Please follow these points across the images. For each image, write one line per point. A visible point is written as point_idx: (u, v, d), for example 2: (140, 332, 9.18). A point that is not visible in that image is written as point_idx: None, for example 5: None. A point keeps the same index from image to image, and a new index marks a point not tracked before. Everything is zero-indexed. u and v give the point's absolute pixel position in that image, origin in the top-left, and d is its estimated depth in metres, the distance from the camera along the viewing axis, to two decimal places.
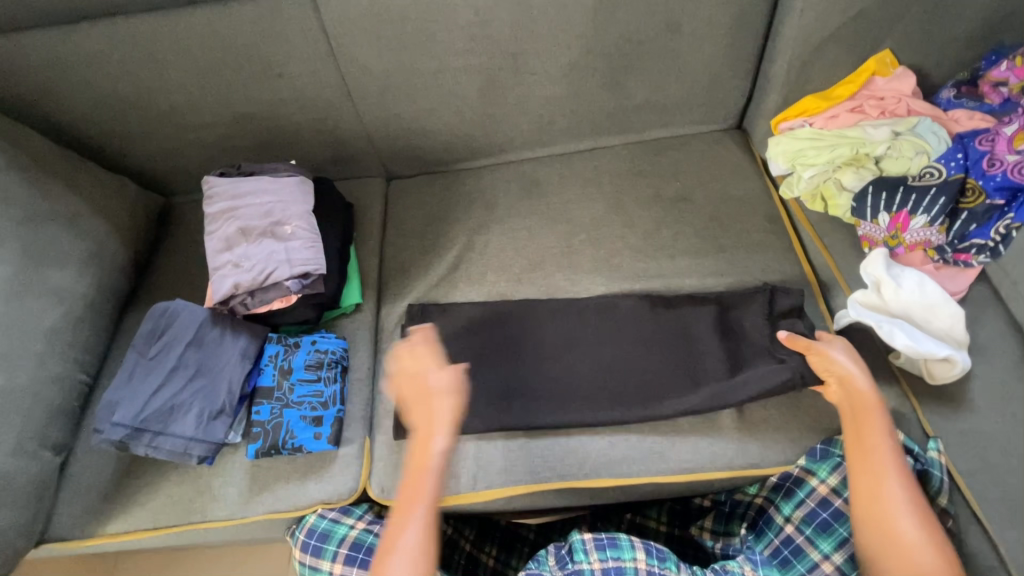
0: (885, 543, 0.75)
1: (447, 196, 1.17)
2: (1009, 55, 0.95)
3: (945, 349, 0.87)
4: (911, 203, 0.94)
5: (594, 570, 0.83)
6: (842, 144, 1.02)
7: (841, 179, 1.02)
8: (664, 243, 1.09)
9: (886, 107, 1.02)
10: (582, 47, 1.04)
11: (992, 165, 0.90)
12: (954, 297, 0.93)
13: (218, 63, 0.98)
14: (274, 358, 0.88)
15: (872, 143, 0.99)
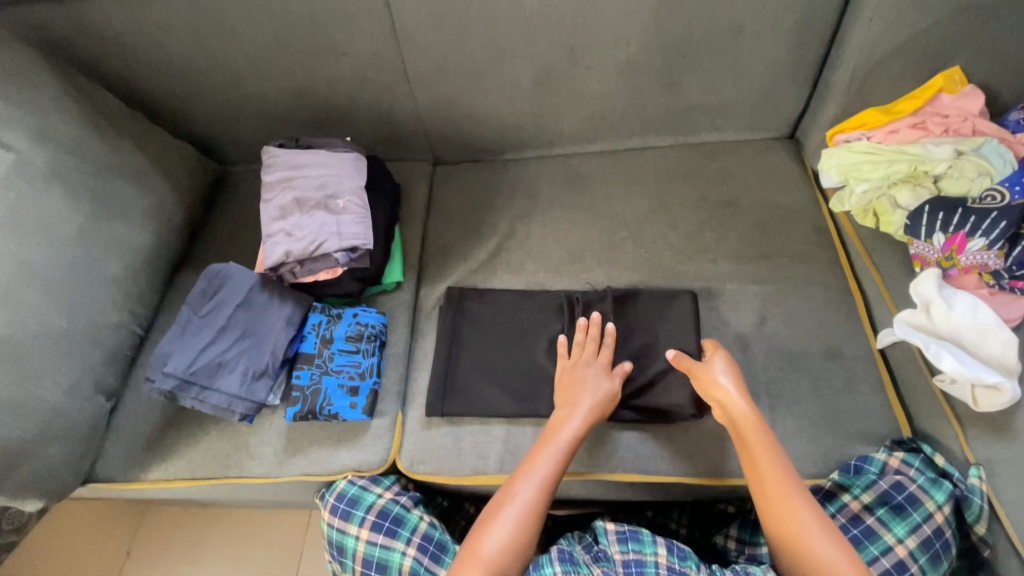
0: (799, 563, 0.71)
1: (495, 184, 1.24)
2: None
3: (996, 375, 0.79)
4: (970, 224, 0.89)
5: (615, 560, 0.80)
6: (900, 160, 0.99)
7: (896, 196, 0.99)
8: (705, 246, 1.09)
9: (950, 125, 0.99)
10: (640, 44, 1.05)
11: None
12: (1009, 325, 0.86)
13: (286, 39, 1.05)
14: (317, 327, 0.96)
15: (932, 161, 0.97)
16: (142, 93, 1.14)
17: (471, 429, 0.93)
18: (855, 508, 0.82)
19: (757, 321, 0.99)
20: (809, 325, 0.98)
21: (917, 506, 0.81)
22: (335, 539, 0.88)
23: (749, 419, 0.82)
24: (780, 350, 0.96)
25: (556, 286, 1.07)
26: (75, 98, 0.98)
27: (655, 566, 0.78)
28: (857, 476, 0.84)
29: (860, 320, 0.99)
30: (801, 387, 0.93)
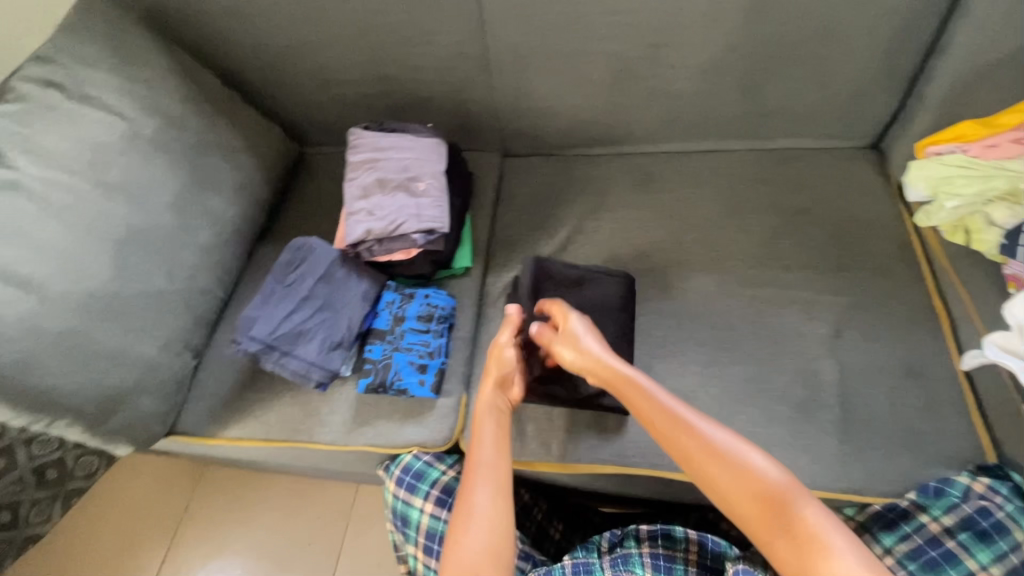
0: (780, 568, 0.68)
1: (564, 179, 1.25)
2: None
3: None
4: None
5: (643, 553, 0.85)
6: (998, 177, 0.94)
7: (991, 213, 0.95)
8: (780, 253, 1.07)
9: None
10: (727, 45, 1.03)
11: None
12: None
13: (377, 26, 1.08)
14: (391, 305, 0.99)
15: None
16: (235, 73, 1.19)
17: (536, 417, 0.95)
18: (935, 529, 0.79)
19: (832, 332, 0.96)
20: (889, 341, 0.95)
21: (1004, 534, 0.77)
22: (399, 510, 0.92)
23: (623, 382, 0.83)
24: (856, 364, 0.93)
25: None
26: (179, 74, 1.03)
27: (683, 561, 0.84)
28: (937, 498, 0.80)
29: (943, 340, 0.95)
30: (878, 403, 0.90)
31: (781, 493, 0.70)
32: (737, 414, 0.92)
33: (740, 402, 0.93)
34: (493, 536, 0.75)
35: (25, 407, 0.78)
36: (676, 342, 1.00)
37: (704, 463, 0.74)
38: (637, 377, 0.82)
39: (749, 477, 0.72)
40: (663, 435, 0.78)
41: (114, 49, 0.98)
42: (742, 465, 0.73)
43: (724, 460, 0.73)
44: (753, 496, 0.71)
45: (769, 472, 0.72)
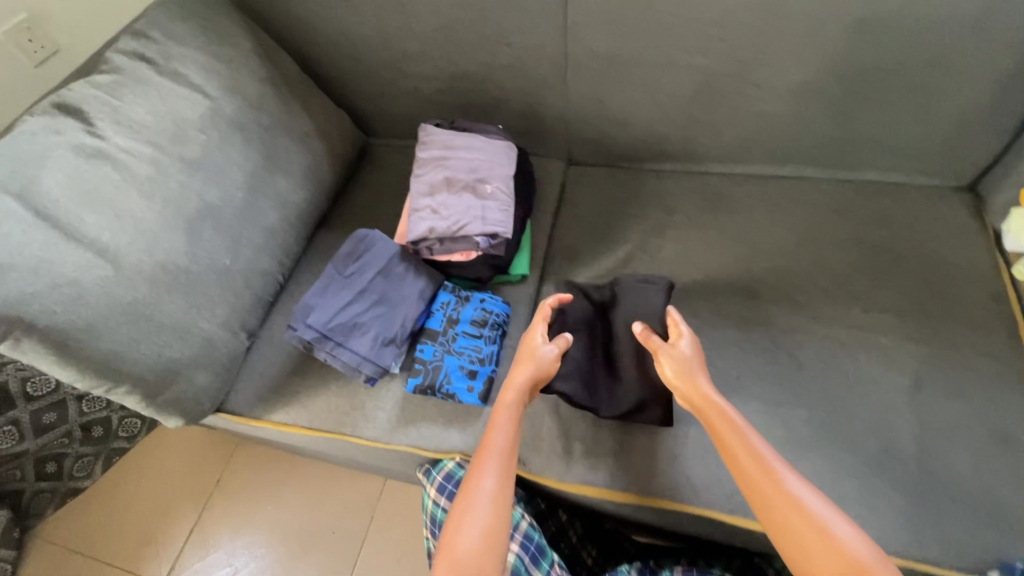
0: None
1: (630, 192, 1.21)
2: None
3: None
4: None
5: None
6: None
7: None
8: (858, 292, 1.00)
9: None
10: (822, 68, 0.98)
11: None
12: None
13: (457, 22, 1.07)
14: (445, 306, 0.98)
15: None
16: (312, 59, 1.20)
17: (583, 437, 0.92)
18: None
19: (913, 384, 0.89)
20: (975, 399, 0.88)
21: None
22: (439, 517, 0.90)
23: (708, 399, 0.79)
24: (938, 422, 0.86)
25: (686, 308, 1.03)
26: (261, 57, 1.04)
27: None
28: None
29: None
30: (959, 467, 0.83)
31: (851, 550, 0.61)
32: (800, 460, 0.86)
33: (805, 448, 0.87)
34: (497, 529, 0.67)
35: (91, 371, 0.79)
36: (737, 375, 0.95)
37: (781, 504, 0.67)
38: (723, 404, 0.78)
39: (825, 531, 0.63)
40: (742, 459, 0.72)
41: (204, 28, 1.00)
42: (815, 515, 0.65)
43: (802, 506, 0.66)
44: (819, 542, 0.62)
45: (843, 527, 0.63)
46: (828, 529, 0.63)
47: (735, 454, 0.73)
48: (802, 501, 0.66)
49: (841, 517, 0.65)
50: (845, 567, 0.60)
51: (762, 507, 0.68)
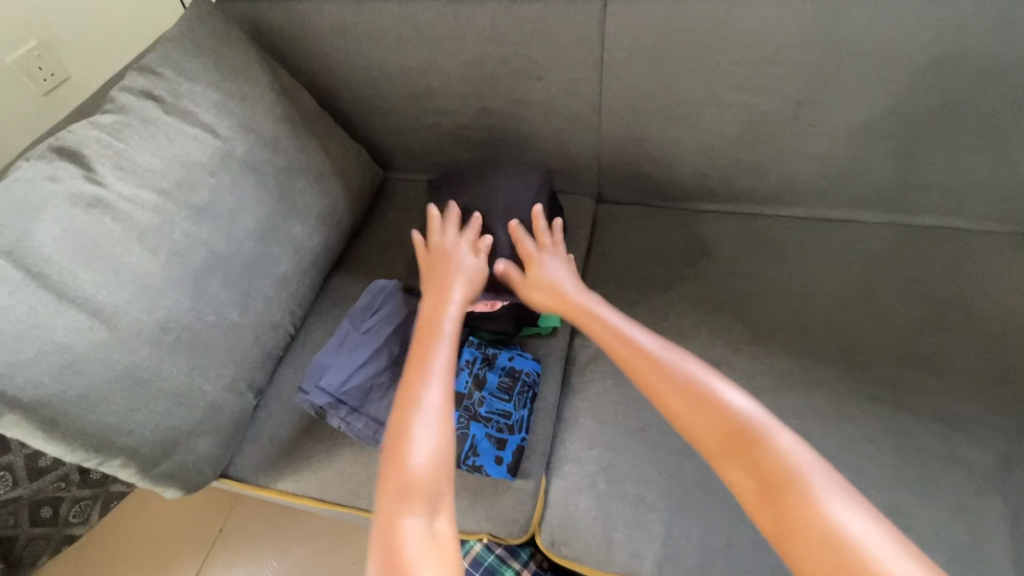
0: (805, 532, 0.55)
1: (666, 235, 1.12)
2: None
3: None
4: None
5: None
6: None
7: None
8: (928, 354, 0.90)
9: None
10: (885, 107, 0.90)
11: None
12: None
13: (487, 55, 1.00)
14: (470, 364, 0.90)
15: None
16: (330, 92, 1.14)
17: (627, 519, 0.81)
18: None
19: (1000, 464, 0.79)
20: None
21: None
22: None
23: (642, 350, 0.73)
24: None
25: (734, 368, 0.93)
26: (278, 93, 0.98)
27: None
28: None
29: None
30: None
31: (805, 479, 0.58)
32: None
33: None
34: (442, 455, 0.63)
35: (83, 443, 0.72)
36: None
37: (731, 439, 0.62)
38: (656, 352, 0.72)
39: (786, 473, 0.59)
40: (681, 400, 0.67)
41: (218, 63, 0.94)
42: (764, 443, 0.61)
43: (748, 437, 0.62)
44: (772, 475, 0.59)
45: (790, 447, 0.61)
46: (784, 456, 0.60)
47: (676, 398, 0.67)
48: (749, 425, 0.63)
49: (789, 437, 0.62)
50: (808, 503, 0.56)
51: (709, 441, 0.64)
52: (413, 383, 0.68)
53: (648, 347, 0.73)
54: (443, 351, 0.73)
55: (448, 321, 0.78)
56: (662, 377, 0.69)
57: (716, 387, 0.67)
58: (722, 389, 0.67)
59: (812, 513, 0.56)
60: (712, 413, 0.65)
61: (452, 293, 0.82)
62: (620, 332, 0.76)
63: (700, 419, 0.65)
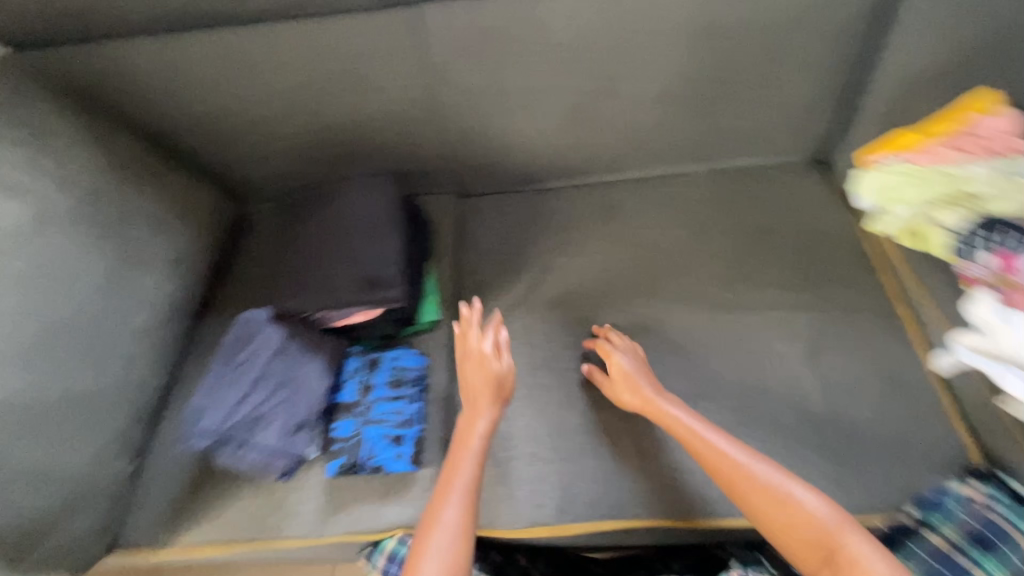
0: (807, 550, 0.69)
1: (526, 217, 1.21)
2: None
3: None
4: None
5: None
6: (937, 181, 0.92)
7: (938, 218, 0.92)
8: (750, 274, 1.06)
9: (986, 146, 0.90)
10: (675, 73, 1.05)
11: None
12: None
13: (315, 75, 1.03)
14: (356, 373, 0.93)
15: (969, 180, 0.90)
16: (161, 133, 1.10)
17: (527, 478, 0.88)
18: (942, 546, 0.75)
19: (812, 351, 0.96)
20: (866, 352, 0.95)
21: (1008, 541, 0.73)
22: None
23: (684, 425, 0.81)
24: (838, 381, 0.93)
25: (601, 322, 1.03)
26: (95, 142, 0.93)
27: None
28: (940, 511, 0.78)
29: (916, 349, 0.96)
30: (863, 417, 0.90)
31: (820, 518, 0.69)
32: None
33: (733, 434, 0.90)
34: (461, 545, 0.70)
35: None
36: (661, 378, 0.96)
37: (752, 490, 0.73)
38: (720, 443, 0.78)
39: (787, 500, 0.71)
40: (726, 464, 0.76)
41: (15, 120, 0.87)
42: (785, 491, 0.72)
43: (830, 539, 0.68)
44: (809, 525, 0.69)
45: (815, 503, 0.70)
46: (808, 509, 0.70)
47: (704, 449, 0.78)
48: (771, 487, 0.72)
49: (823, 499, 0.71)
50: (791, 529, 0.70)
51: (738, 489, 0.74)
52: (453, 495, 0.74)
53: (718, 431, 0.80)
54: (472, 446, 0.80)
55: (481, 419, 0.82)
56: (734, 468, 0.75)
57: (740, 448, 0.77)
58: (750, 453, 0.76)
59: (836, 552, 0.67)
60: (763, 474, 0.74)
61: (481, 374, 0.83)
62: (727, 454, 0.76)
63: (767, 488, 0.73)
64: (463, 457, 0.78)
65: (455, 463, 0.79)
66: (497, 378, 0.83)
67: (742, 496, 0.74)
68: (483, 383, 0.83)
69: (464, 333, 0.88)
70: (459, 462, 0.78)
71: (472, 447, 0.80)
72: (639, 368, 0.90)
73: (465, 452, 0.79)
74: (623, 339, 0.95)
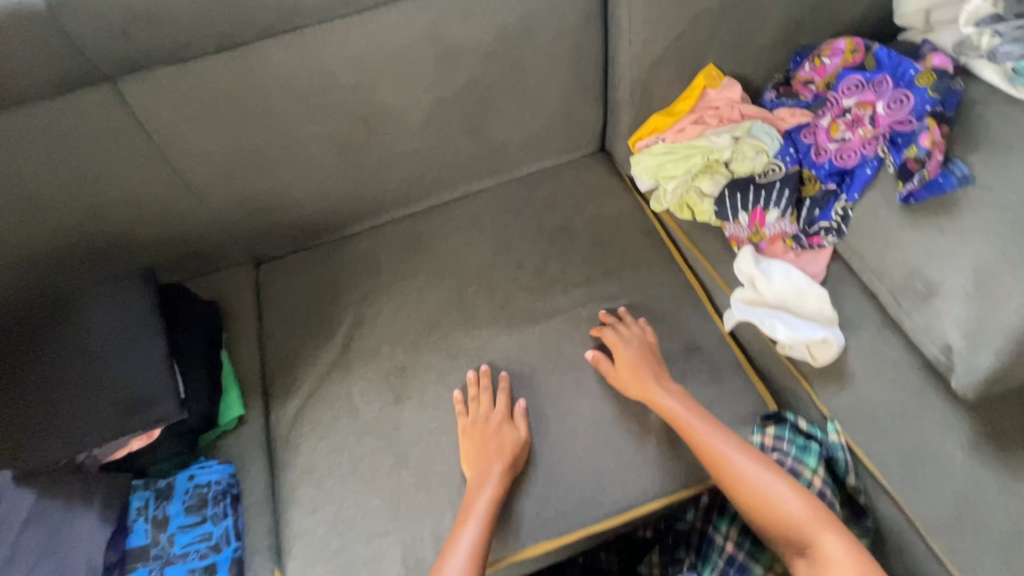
0: (769, 521, 0.77)
1: (329, 270, 1.13)
2: (809, 56, 1.06)
3: (820, 332, 0.89)
4: (763, 199, 1.00)
5: None
6: (694, 154, 1.07)
7: (700, 186, 1.07)
8: (555, 277, 1.08)
9: (722, 115, 1.08)
10: (432, 99, 1.03)
11: (820, 154, 0.99)
12: (817, 279, 0.97)
13: (13, 177, 0.87)
14: (144, 511, 0.80)
15: (718, 150, 1.06)
16: None
17: (367, 559, 0.82)
18: None
19: None
20: (667, 327, 1.01)
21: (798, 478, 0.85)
22: None
23: (682, 411, 0.86)
24: None
25: (421, 365, 0.99)
26: None
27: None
28: None
29: (705, 307, 1.04)
30: None
31: (794, 517, 0.75)
32: (564, 459, 0.89)
33: (564, 444, 0.90)
34: None
35: None
36: None
37: (741, 484, 0.79)
38: (717, 430, 0.84)
39: (759, 488, 0.78)
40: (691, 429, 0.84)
41: None
42: (760, 488, 0.78)
43: (770, 507, 0.77)
44: (806, 509, 0.76)
45: (783, 494, 0.77)
46: (788, 492, 0.77)
47: (714, 441, 0.82)
48: (720, 470, 0.80)
49: (795, 493, 0.77)
50: (764, 510, 0.77)
51: (727, 470, 0.80)
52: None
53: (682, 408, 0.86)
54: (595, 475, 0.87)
55: (485, 490, 0.82)
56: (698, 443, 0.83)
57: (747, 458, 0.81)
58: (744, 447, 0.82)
59: (800, 527, 0.75)
60: (729, 453, 0.81)
61: (504, 445, 0.86)
62: (682, 419, 0.85)
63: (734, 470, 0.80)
64: (461, 535, 0.78)
65: (453, 543, 0.77)
66: (513, 449, 0.86)
67: (720, 468, 0.80)
68: (490, 441, 0.87)
69: (477, 403, 0.92)
70: (456, 542, 0.77)
71: (478, 518, 0.79)
72: (643, 355, 0.93)
73: (470, 527, 0.78)
74: (633, 327, 0.98)
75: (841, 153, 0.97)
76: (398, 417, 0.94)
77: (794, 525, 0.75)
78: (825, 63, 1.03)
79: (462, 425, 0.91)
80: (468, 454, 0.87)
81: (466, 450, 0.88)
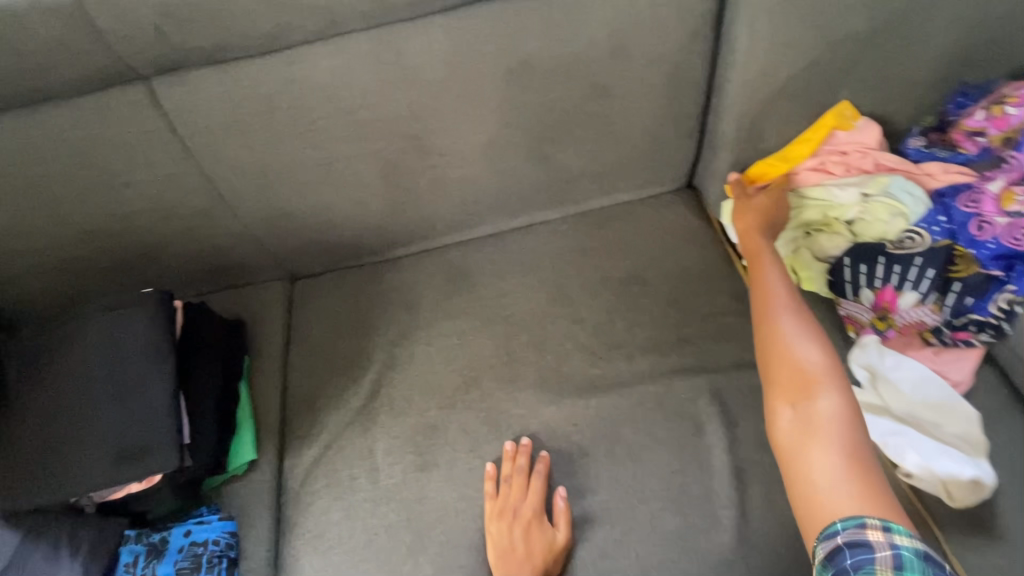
0: (771, 361, 0.59)
1: (366, 298, 1.02)
2: (981, 100, 0.84)
3: (969, 468, 0.68)
4: (896, 276, 0.78)
5: None
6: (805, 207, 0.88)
7: (813, 248, 0.86)
8: (619, 339, 0.92)
9: (850, 163, 0.88)
10: (498, 121, 0.88)
11: (982, 228, 0.76)
12: (959, 388, 0.76)
13: (42, 178, 0.81)
14: (131, 569, 0.71)
15: (839, 207, 0.86)
16: None
17: None
18: None
19: (693, 428, 0.82)
20: (752, 420, 0.83)
21: None
22: None
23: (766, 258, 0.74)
24: (727, 463, 0.79)
25: (453, 427, 0.86)
26: None
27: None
28: None
29: None
30: (756, 506, 0.76)
31: (817, 379, 0.56)
32: (610, 573, 0.74)
33: (611, 554, 0.75)
34: None
35: None
36: None
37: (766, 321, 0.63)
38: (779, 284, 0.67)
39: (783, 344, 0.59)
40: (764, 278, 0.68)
41: None
42: (790, 346, 0.59)
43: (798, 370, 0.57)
44: (832, 377, 0.56)
45: (815, 359, 0.57)
46: (822, 367, 0.56)
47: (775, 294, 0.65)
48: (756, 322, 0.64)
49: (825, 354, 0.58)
50: (778, 355, 0.59)
51: (774, 308, 0.64)
52: None
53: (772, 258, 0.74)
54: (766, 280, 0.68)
55: None
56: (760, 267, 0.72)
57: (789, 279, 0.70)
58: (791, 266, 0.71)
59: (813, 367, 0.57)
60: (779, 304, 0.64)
61: (538, 553, 0.73)
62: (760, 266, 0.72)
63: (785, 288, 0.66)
64: None
65: None
66: (548, 554, 0.73)
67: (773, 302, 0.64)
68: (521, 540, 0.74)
69: (511, 485, 0.79)
70: None
71: None
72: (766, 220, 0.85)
73: None
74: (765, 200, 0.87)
75: (1014, 229, 0.74)
76: (422, 488, 0.81)
77: (794, 378, 0.56)
78: (1008, 114, 0.80)
79: (489, 508, 0.78)
80: (494, 549, 0.74)
81: (492, 542, 0.75)
